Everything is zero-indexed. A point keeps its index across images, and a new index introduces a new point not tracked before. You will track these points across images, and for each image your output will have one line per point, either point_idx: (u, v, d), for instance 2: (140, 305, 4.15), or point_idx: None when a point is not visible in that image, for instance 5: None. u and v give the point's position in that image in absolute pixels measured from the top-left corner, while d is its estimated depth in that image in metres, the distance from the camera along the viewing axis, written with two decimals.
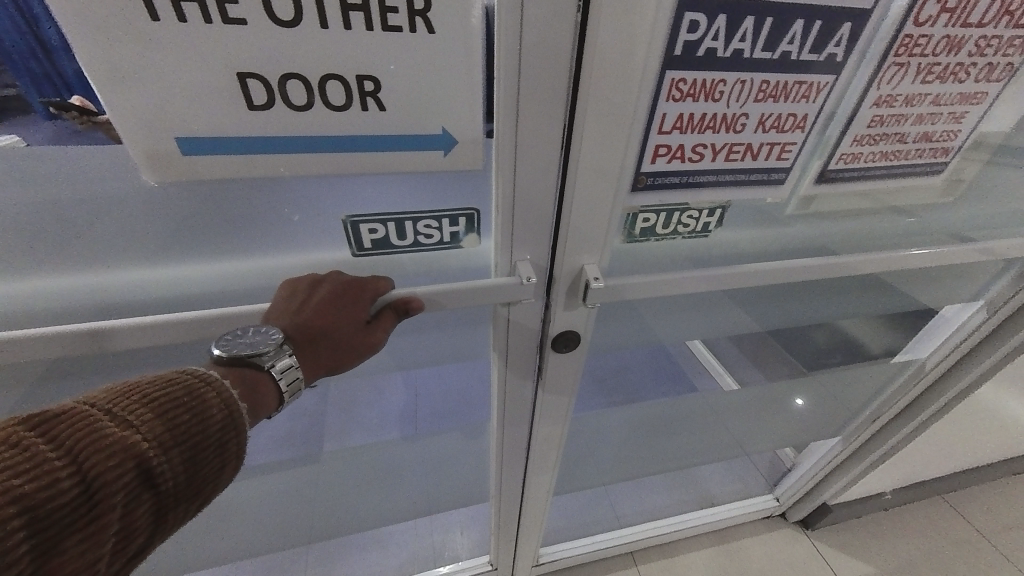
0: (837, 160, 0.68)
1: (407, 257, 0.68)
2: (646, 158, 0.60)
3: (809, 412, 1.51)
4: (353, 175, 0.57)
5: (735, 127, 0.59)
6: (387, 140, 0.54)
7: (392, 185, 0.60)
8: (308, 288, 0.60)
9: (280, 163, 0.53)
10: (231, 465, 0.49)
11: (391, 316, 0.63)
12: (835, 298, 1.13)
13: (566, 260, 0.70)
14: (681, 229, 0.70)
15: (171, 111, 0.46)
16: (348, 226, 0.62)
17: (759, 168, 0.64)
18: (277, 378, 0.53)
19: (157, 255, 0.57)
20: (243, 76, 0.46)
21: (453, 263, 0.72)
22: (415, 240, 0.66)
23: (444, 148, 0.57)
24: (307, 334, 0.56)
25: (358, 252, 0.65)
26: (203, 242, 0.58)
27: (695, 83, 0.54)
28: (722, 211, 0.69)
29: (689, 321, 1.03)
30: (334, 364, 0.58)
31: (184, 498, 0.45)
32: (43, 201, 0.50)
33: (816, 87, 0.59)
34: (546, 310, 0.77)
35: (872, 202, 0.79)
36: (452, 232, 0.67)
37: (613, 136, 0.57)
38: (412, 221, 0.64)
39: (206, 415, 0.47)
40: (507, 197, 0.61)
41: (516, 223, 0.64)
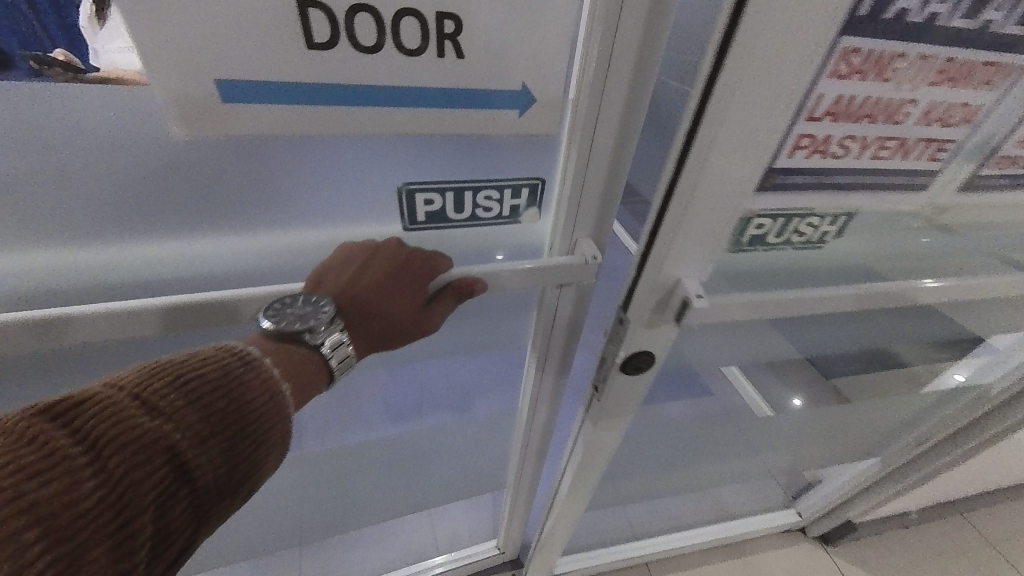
0: (991, 164, 0.57)
1: (460, 232, 0.57)
2: (783, 151, 0.48)
3: (852, 433, 1.41)
4: (415, 138, 0.47)
5: (896, 117, 0.48)
6: (458, 97, 0.44)
7: (451, 148, 0.49)
8: (367, 254, 0.52)
9: (334, 121, 0.42)
10: (275, 453, 0.44)
11: (449, 300, 0.54)
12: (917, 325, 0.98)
13: (662, 271, 0.58)
14: (795, 239, 0.59)
15: (209, 45, 0.35)
16: (403, 196, 0.52)
17: (905, 168, 0.53)
18: (328, 358, 0.48)
19: (171, 225, 0.47)
20: (305, 4, 0.35)
21: (507, 241, 0.61)
22: (473, 215, 0.56)
23: (520, 107, 0.46)
24: (361, 311, 0.50)
25: (410, 226, 0.55)
26: (224, 210, 0.48)
27: (870, 56, 0.42)
28: (846, 219, 0.58)
29: (757, 338, 0.92)
30: (386, 342, 0.54)
31: (225, 492, 0.41)
32: (34, 159, 0.39)
33: (1006, 71, 0.47)
34: (617, 325, 0.67)
35: (1007, 216, 0.68)
36: (512, 206, 0.57)
37: (757, 119, 0.44)
38: (473, 192, 0.53)
39: (245, 400, 0.42)
40: (580, 168, 0.53)
41: (585, 196, 0.56)
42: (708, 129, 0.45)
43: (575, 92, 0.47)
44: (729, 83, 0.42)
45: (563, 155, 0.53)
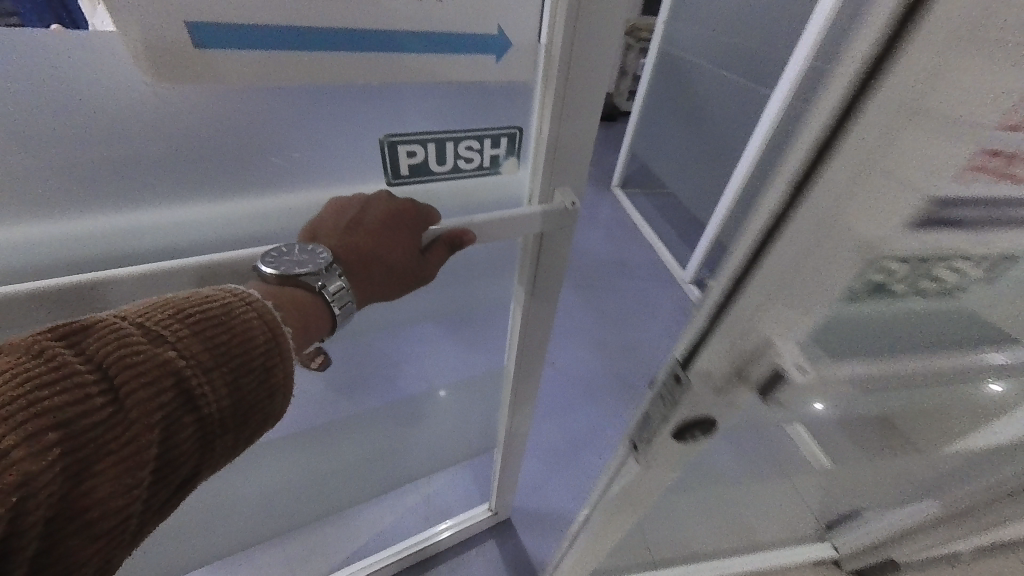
0: None
1: (447, 188, 0.53)
2: (965, 166, 0.28)
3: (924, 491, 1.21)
4: (391, 85, 0.43)
5: None
6: (432, 40, 0.41)
7: (426, 97, 0.46)
8: (360, 204, 0.48)
9: (315, 70, 0.38)
10: (283, 393, 0.41)
11: (444, 250, 0.50)
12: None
13: (753, 321, 0.35)
14: (927, 289, 0.41)
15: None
16: (386, 149, 0.48)
17: None
18: (331, 301, 0.44)
19: (147, 198, 0.41)
20: None
21: (492, 197, 0.58)
22: (456, 170, 0.52)
23: (497, 53, 0.44)
24: (359, 259, 0.46)
25: (394, 181, 0.50)
26: (204, 181, 0.43)
27: None
28: (999, 258, 0.42)
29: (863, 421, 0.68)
30: (384, 293, 0.49)
31: (234, 426, 0.38)
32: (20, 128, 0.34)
33: None
34: (669, 385, 0.42)
35: None
36: (492, 157, 0.53)
37: (948, 125, 0.24)
38: (454, 143, 0.50)
39: (248, 337, 0.38)
40: (557, 121, 0.50)
41: (562, 146, 0.53)
42: (857, 146, 0.25)
43: (549, 36, 0.45)
44: (928, 61, 0.22)
45: (538, 102, 0.50)
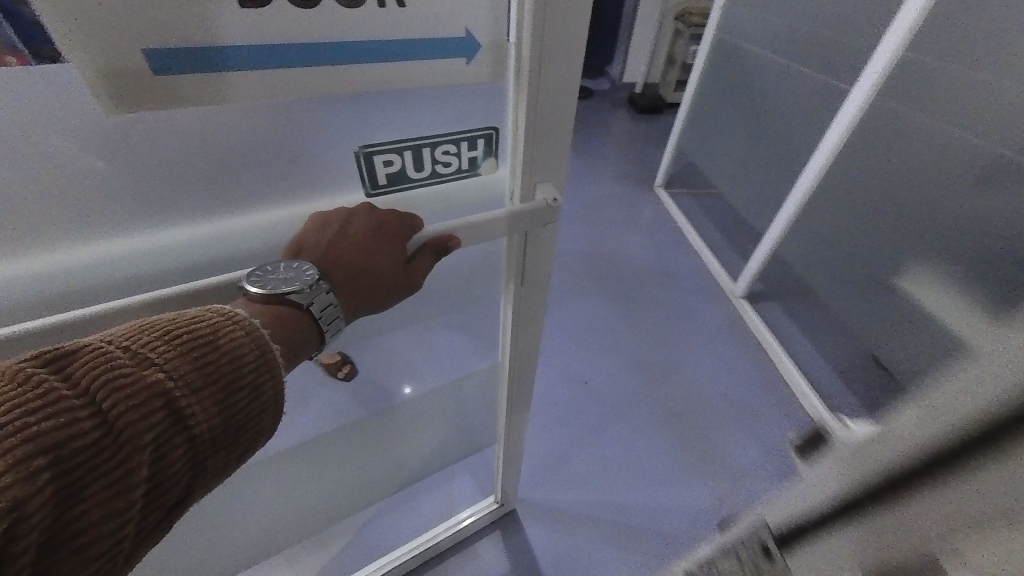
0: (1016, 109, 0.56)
1: (426, 191, 0.51)
2: None
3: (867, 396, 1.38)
4: (367, 97, 0.40)
5: None
6: (394, 48, 0.37)
7: (382, 105, 0.42)
8: (345, 215, 0.46)
9: (292, 87, 0.36)
10: (272, 413, 0.38)
11: (429, 258, 0.48)
12: (907, 242, 0.99)
13: (950, 558, 0.18)
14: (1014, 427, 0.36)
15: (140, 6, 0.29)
16: (362, 160, 0.45)
17: None
18: (319, 319, 0.41)
19: (102, 229, 0.39)
20: None
21: (467, 197, 0.54)
22: (435, 175, 0.50)
23: (466, 55, 0.41)
24: (351, 275, 0.44)
25: (372, 191, 0.48)
26: (180, 206, 0.40)
27: None
28: None
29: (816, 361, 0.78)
30: (377, 306, 0.47)
31: (223, 448, 0.35)
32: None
33: None
34: (753, 553, 0.28)
35: None
36: (470, 158, 0.51)
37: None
38: (431, 149, 0.48)
39: (235, 357, 0.35)
40: (535, 101, 0.45)
41: (540, 130, 0.47)
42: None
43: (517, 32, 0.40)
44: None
45: (512, 99, 0.46)
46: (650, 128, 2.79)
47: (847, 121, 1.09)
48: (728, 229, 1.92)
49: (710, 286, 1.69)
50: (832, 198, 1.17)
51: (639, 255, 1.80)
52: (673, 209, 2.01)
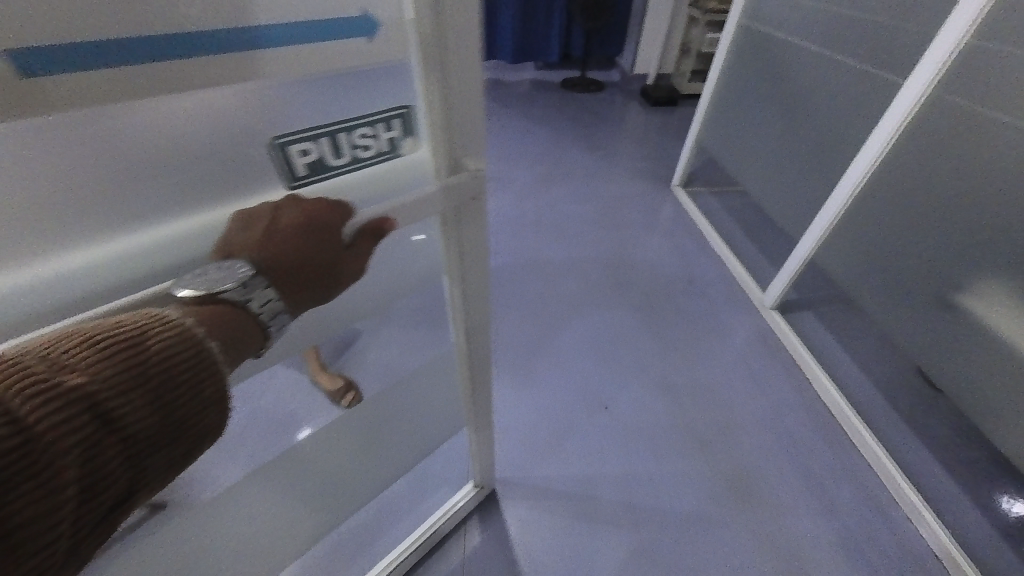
0: None
1: (353, 182, 0.47)
2: None
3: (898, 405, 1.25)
4: (270, 85, 0.38)
5: None
6: (294, 31, 0.37)
7: (281, 98, 0.40)
8: (272, 210, 0.42)
9: (185, 77, 0.34)
10: (219, 409, 0.35)
11: (370, 241, 0.46)
12: (959, 248, 0.88)
13: None
14: None
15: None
16: (278, 153, 0.41)
17: None
18: (260, 315, 0.38)
19: None
20: None
21: (396, 182, 0.51)
22: (357, 162, 0.46)
23: (369, 33, 0.41)
24: (292, 271, 0.40)
25: (294, 184, 0.44)
26: (69, 225, 0.34)
27: None
28: None
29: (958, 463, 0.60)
30: (323, 299, 0.44)
31: (166, 447, 0.32)
32: None
33: None
34: None
35: None
36: (388, 141, 0.48)
37: None
38: (347, 133, 0.44)
39: (172, 353, 0.32)
40: (441, 75, 0.46)
41: (450, 102, 0.49)
42: None
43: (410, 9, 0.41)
44: None
45: (417, 75, 0.46)
46: (664, 119, 2.68)
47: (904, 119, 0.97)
48: (751, 228, 1.81)
49: (732, 291, 1.57)
50: (875, 199, 1.06)
51: (658, 258, 1.71)
52: (691, 208, 1.90)
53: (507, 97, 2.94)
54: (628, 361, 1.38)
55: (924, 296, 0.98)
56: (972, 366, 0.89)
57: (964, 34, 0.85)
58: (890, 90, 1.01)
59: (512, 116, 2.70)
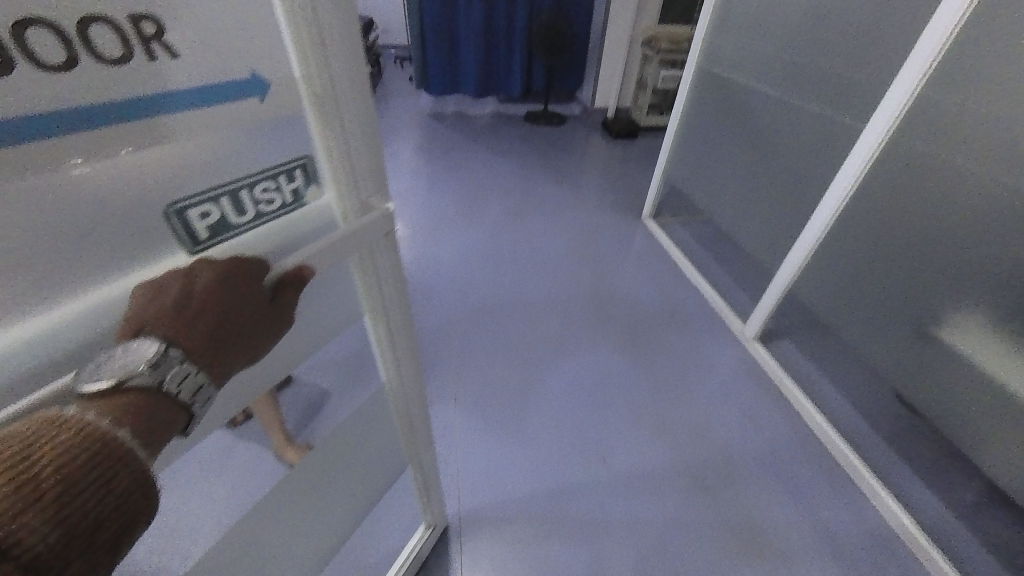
0: None
1: (256, 239, 0.41)
2: None
3: (856, 419, 1.29)
4: (155, 153, 0.33)
5: None
6: (190, 94, 0.33)
7: (159, 167, 0.33)
8: (181, 278, 0.35)
9: (65, 156, 0.28)
10: (143, 500, 0.30)
11: (292, 289, 0.41)
12: (942, 281, 0.92)
13: None
14: None
15: None
16: (174, 219, 0.35)
17: None
18: (175, 393, 0.31)
19: None
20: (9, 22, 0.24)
21: (305, 233, 0.46)
22: (261, 217, 0.41)
23: (258, 93, 0.37)
24: (208, 336, 0.34)
25: (198, 250, 0.38)
26: None
27: None
28: None
29: None
30: (251, 359, 0.38)
31: (81, 560, 0.27)
32: None
33: None
34: None
35: None
36: (294, 191, 0.43)
37: None
38: (248, 189, 0.39)
39: (65, 456, 0.27)
40: (341, 129, 0.43)
41: (353, 150, 0.45)
42: None
43: (301, 67, 0.39)
44: None
45: (314, 125, 0.42)
46: (621, 149, 2.79)
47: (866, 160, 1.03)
48: (722, 256, 1.87)
49: (714, 321, 1.59)
50: (852, 233, 1.10)
51: (639, 290, 1.71)
52: (663, 238, 1.94)
53: (473, 131, 2.95)
54: (625, 403, 1.33)
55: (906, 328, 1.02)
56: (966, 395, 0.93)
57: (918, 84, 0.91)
58: (852, 132, 1.07)
59: (481, 151, 2.70)
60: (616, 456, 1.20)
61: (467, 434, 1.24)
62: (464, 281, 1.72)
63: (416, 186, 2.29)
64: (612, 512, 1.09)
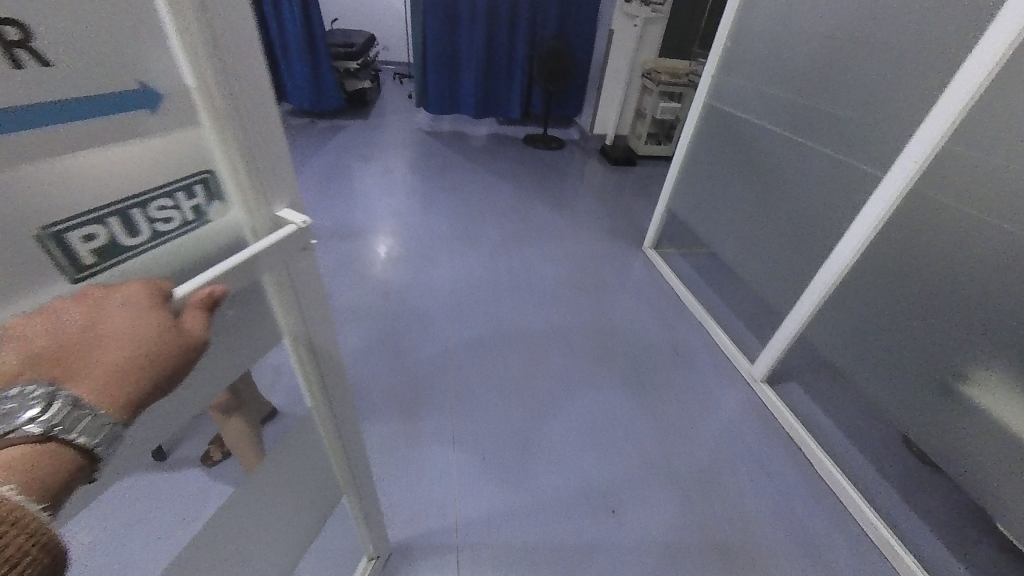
0: None
1: (151, 262, 0.36)
2: None
3: (850, 461, 1.26)
4: (24, 175, 0.28)
5: None
6: (65, 104, 0.28)
7: (29, 194, 0.28)
8: (65, 310, 0.30)
9: None
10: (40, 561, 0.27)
11: (202, 311, 0.35)
12: (962, 333, 0.91)
13: None
14: None
15: None
16: (51, 244, 0.30)
17: None
18: (72, 438, 0.28)
19: None
20: None
21: (211, 252, 0.41)
22: (158, 239, 0.36)
23: (148, 105, 0.33)
24: (108, 373, 0.30)
25: (79, 277, 0.32)
26: None
27: None
28: None
29: None
30: (160, 390, 0.33)
31: None
32: None
33: None
34: None
35: None
36: (194, 208, 0.38)
37: None
38: (141, 208, 0.34)
39: None
40: (244, 142, 0.40)
41: (260, 162, 0.42)
42: None
43: (195, 76, 0.35)
44: None
45: (216, 136, 0.38)
46: (615, 176, 2.81)
47: (887, 206, 1.01)
48: (725, 291, 1.85)
49: (718, 359, 1.55)
50: (870, 278, 1.08)
51: (640, 323, 1.67)
52: (666, 269, 1.93)
53: (470, 151, 2.93)
54: (630, 445, 1.25)
55: (926, 381, 0.99)
56: (984, 450, 0.90)
57: (944, 136, 0.90)
58: (867, 178, 1.07)
59: (477, 171, 2.67)
60: (625, 506, 1.11)
61: (466, 480, 1.13)
62: (459, 305, 1.66)
63: (411, 205, 2.24)
64: (623, 573, 0.99)
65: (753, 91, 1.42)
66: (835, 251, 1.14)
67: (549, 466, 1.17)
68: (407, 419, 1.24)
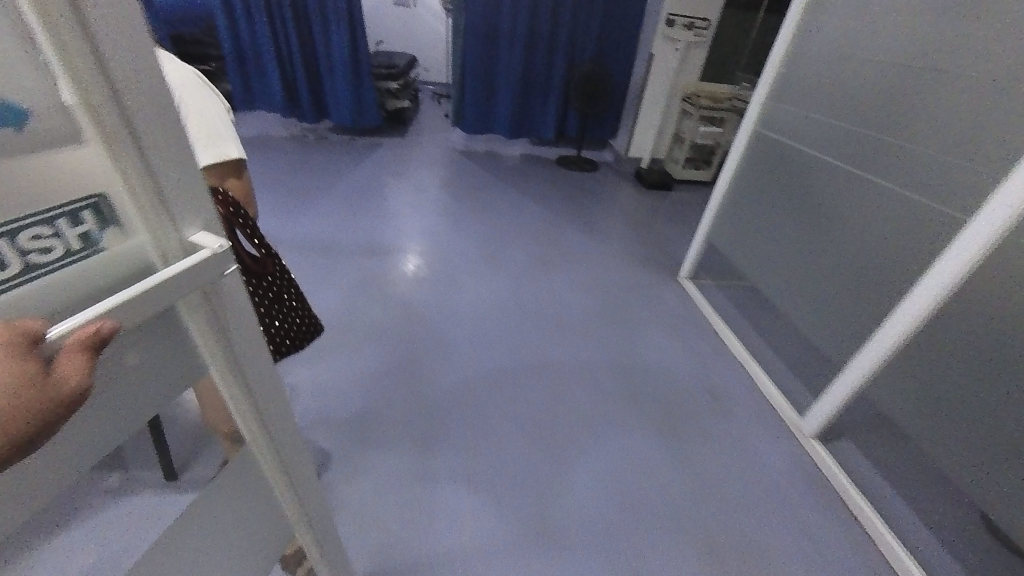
0: None
1: (20, 308, 0.29)
2: None
3: (915, 541, 1.09)
4: None
5: None
6: None
7: None
8: None
9: None
10: None
11: (87, 353, 0.28)
12: None
13: None
14: None
15: None
16: None
17: None
18: None
19: None
20: None
21: (106, 289, 0.34)
22: (34, 272, 0.29)
23: (12, 121, 0.27)
24: None
25: None
26: None
27: None
28: None
29: None
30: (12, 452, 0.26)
31: None
32: None
33: None
34: None
35: None
36: (78, 235, 0.32)
37: None
38: (8, 236, 0.28)
39: None
40: (135, 159, 0.34)
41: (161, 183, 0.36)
42: None
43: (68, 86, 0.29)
44: None
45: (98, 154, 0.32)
46: (648, 201, 2.72)
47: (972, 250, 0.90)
48: (768, 333, 1.72)
49: (758, 407, 1.42)
50: (948, 334, 0.96)
51: (671, 361, 1.57)
52: (702, 304, 1.82)
53: (500, 172, 2.93)
54: (657, 500, 1.13)
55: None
56: None
57: None
58: (945, 224, 0.96)
59: (505, 192, 2.66)
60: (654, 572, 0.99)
61: (478, 524, 1.05)
62: (480, 331, 1.61)
63: (439, 224, 2.24)
64: None
65: (807, 120, 1.34)
66: (902, 303, 1.03)
67: (567, 517, 1.08)
68: (419, 452, 1.18)
